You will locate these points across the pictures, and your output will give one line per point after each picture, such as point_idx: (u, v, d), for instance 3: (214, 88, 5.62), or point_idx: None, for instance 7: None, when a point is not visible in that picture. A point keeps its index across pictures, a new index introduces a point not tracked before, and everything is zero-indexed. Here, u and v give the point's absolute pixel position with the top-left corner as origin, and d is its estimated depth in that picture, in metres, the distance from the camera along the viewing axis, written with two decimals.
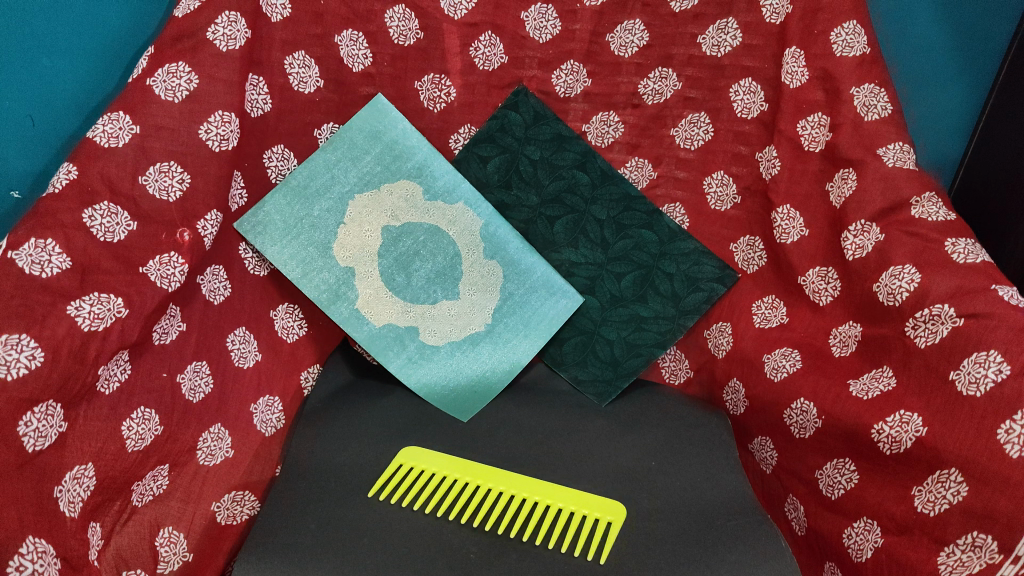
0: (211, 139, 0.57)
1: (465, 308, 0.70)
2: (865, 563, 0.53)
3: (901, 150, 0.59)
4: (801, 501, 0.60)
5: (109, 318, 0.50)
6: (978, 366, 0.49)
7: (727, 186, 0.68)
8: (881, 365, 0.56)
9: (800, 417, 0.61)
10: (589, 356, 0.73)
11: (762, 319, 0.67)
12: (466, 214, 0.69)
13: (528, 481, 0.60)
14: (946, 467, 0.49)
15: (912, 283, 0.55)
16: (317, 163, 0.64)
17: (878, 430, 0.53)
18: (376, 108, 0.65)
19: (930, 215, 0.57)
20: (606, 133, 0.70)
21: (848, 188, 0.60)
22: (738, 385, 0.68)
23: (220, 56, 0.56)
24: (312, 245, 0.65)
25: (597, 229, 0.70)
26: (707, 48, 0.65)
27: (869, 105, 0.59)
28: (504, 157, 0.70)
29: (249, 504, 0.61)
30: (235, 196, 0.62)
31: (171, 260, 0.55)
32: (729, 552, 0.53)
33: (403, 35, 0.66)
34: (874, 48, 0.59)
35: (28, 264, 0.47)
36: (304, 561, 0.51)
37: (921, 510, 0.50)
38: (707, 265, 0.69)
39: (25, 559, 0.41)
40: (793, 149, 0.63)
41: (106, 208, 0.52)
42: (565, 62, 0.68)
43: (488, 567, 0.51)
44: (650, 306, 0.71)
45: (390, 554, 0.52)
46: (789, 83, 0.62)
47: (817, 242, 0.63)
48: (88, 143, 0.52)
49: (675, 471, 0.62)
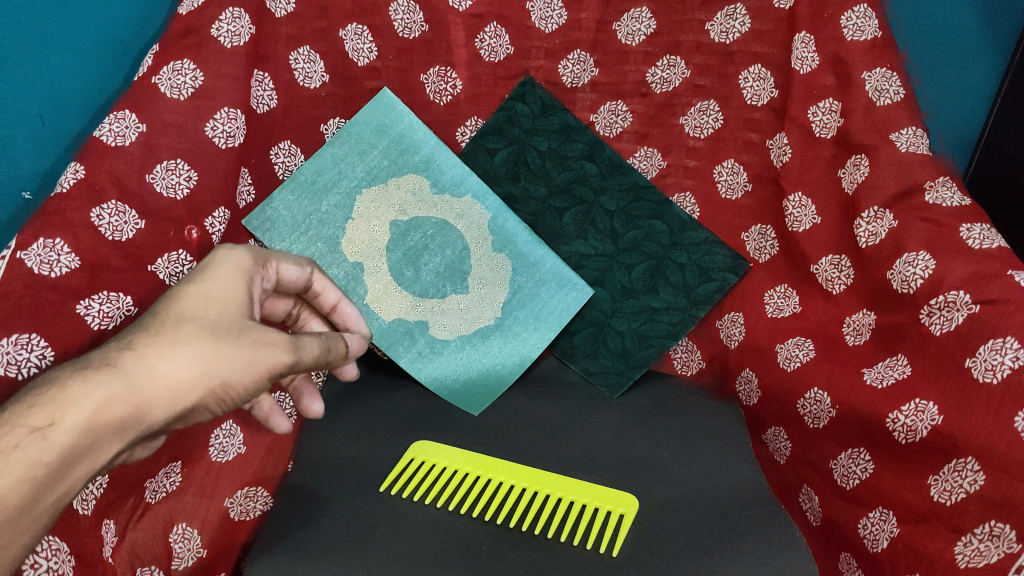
0: (217, 136, 0.57)
1: (474, 302, 0.70)
2: (881, 553, 0.53)
3: (913, 135, 0.58)
4: (816, 491, 0.60)
5: (119, 318, 0.50)
6: (994, 354, 0.48)
7: (737, 174, 0.67)
8: (895, 353, 0.56)
9: (814, 407, 0.60)
10: (600, 348, 0.72)
11: (774, 308, 0.66)
12: (474, 207, 0.69)
13: (538, 474, 0.60)
14: (963, 456, 0.48)
15: (926, 270, 0.54)
16: (324, 158, 0.65)
17: (893, 419, 0.53)
18: (382, 102, 0.66)
19: (944, 200, 0.56)
20: (614, 123, 0.69)
21: (861, 174, 0.59)
22: (751, 376, 0.67)
23: (225, 52, 0.56)
24: (320, 241, 0.65)
25: (606, 220, 0.69)
26: (715, 35, 0.64)
27: (881, 89, 0.58)
28: (512, 149, 0.69)
29: (262, 500, 0.60)
30: (243, 193, 0.62)
31: (180, 257, 0.55)
32: (743, 542, 0.53)
33: (407, 28, 0.65)
34: (885, 32, 0.58)
35: (38, 264, 0.48)
36: (316, 555, 0.51)
37: (938, 499, 0.49)
38: (718, 255, 0.68)
39: (39, 556, 0.42)
40: (804, 136, 0.63)
41: (114, 207, 0.52)
42: (571, 52, 0.67)
43: (500, 560, 0.51)
44: (661, 297, 0.70)
45: (400, 548, 0.52)
46: (798, 69, 0.61)
47: (830, 230, 0.62)
48: (95, 142, 0.53)
49: (687, 463, 0.62)
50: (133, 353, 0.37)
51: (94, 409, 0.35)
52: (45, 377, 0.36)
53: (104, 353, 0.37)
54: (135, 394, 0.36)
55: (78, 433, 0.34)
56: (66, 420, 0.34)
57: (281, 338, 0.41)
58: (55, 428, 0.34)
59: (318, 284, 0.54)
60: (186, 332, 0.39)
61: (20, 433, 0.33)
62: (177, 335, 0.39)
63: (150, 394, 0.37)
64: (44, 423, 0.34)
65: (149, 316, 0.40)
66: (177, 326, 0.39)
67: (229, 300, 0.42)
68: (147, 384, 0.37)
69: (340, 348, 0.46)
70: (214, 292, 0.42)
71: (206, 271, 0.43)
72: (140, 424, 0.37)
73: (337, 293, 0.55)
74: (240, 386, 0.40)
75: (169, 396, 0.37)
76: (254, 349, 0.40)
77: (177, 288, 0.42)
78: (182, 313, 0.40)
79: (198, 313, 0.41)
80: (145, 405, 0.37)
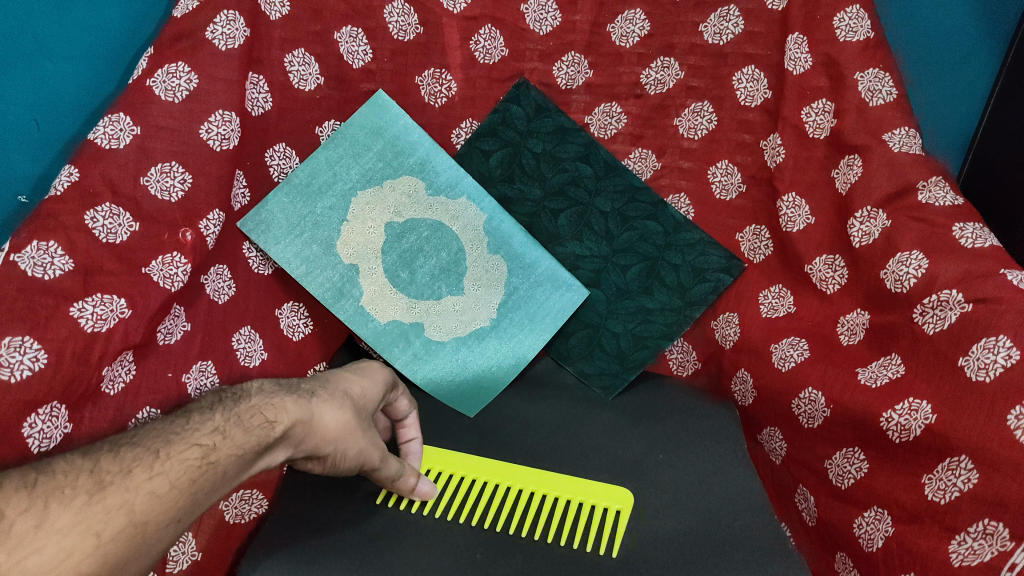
0: (212, 139, 0.57)
1: (469, 303, 0.70)
2: (876, 552, 0.53)
3: (906, 136, 0.58)
4: (812, 491, 0.60)
5: (112, 319, 0.51)
6: (987, 352, 0.48)
7: (731, 175, 0.68)
8: (889, 353, 0.56)
9: (808, 406, 0.60)
10: (595, 349, 0.72)
11: (769, 309, 0.66)
12: (469, 209, 0.69)
13: (534, 474, 0.60)
14: (957, 455, 0.48)
15: (920, 270, 0.54)
16: (319, 160, 0.65)
17: (887, 418, 0.53)
18: (377, 104, 0.66)
19: (937, 200, 0.56)
20: (608, 125, 0.70)
21: (854, 174, 0.60)
22: (745, 376, 0.67)
23: (219, 55, 0.56)
24: (315, 243, 0.66)
25: (601, 221, 0.70)
26: (708, 36, 0.64)
27: (873, 90, 0.58)
28: (507, 151, 0.70)
29: (257, 502, 0.60)
30: (238, 195, 0.62)
31: (174, 260, 0.55)
32: (735, 551, 0.53)
33: (402, 30, 0.66)
34: (878, 33, 0.58)
35: (31, 267, 0.48)
36: (310, 559, 0.52)
37: (932, 498, 0.49)
38: (713, 256, 0.68)
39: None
40: (798, 137, 0.63)
41: (108, 209, 0.52)
42: (566, 54, 0.67)
43: (495, 564, 0.52)
44: (656, 298, 0.70)
45: (394, 554, 0.52)
46: (792, 70, 0.61)
47: (823, 230, 0.63)
48: (90, 145, 0.53)
49: (682, 464, 0.62)
50: (318, 401, 0.48)
51: (296, 423, 0.46)
52: (271, 386, 0.48)
53: (301, 388, 0.49)
54: (313, 425, 0.47)
55: (281, 436, 0.45)
56: (283, 421, 0.45)
57: (386, 447, 0.52)
58: (277, 424, 0.45)
59: (409, 395, 0.61)
60: (350, 403, 0.50)
61: (259, 418, 0.44)
62: (344, 405, 0.50)
63: (320, 432, 0.47)
64: (271, 418, 0.45)
65: (327, 378, 0.51)
66: (345, 400, 0.50)
67: (371, 399, 0.53)
68: (318, 428, 0.47)
69: (408, 483, 0.54)
70: (367, 390, 0.53)
71: (362, 368, 0.55)
72: (300, 450, 0.47)
73: (414, 399, 0.61)
74: (354, 460, 0.50)
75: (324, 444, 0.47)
76: (375, 443, 0.51)
77: (343, 369, 0.54)
78: (349, 392, 0.51)
79: (356, 393, 0.52)
80: (313, 437, 0.47)
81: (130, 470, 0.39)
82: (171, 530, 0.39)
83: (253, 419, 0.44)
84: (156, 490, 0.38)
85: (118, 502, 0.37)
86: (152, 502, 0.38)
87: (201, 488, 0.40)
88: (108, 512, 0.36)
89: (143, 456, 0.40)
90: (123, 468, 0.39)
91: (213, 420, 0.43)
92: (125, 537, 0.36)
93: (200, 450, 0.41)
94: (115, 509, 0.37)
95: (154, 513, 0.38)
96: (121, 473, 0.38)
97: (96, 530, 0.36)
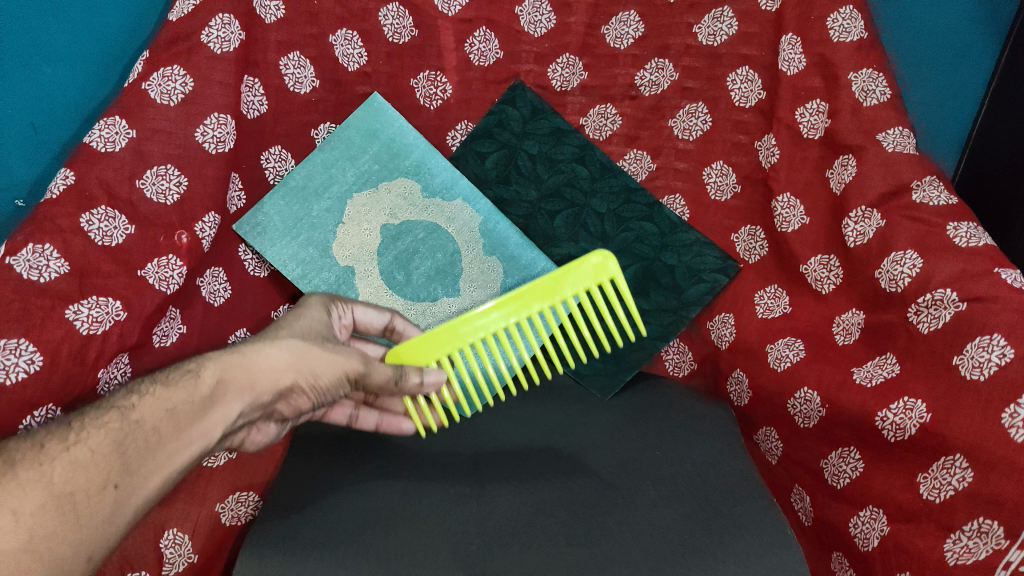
0: (207, 142, 0.57)
1: (465, 305, 0.69)
2: (871, 552, 0.53)
3: (900, 135, 0.58)
4: (808, 491, 0.60)
5: (108, 322, 0.51)
6: (981, 351, 0.49)
7: (726, 176, 0.68)
8: (885, 352, 0.56)
9: (804, 406, 0.60)
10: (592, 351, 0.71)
11: (764, 309, 0.66)
12: (464, 210, 0.69)
13: (513, 304, 0.55)
14: (952, 453, 0.48)
15: (914, 269, 0.54)
16: (316, 162, 0.66)
17: (882, 417, 0.53)
18: (372, 107, 0.67)
19: (932, 199, 0.56)
20: (603, 126, 0.70)
21: (849, 174, 0.60)
22: (741, 376, 0.66)
23: (215, 58, 0.57)
24: (312, 245, 0.66)
25: (597, 222, 0.69)
26: (702, 37, 0.64)
27: (867, 90, 0.58)
28: (503, 152, 0.70)
29: (251, 504, 0.60)
30: (233, 198, 0.62)
31: (169, 262, 0.55)
32: (736, 541, 0.51)
33: (397, 33, 0.66)
34: (871, 33, 0.59)
35: (26, 269, 0.48)
36: (303, 552, 0.50)
37: (927, 497, 0.50)
38: (708, 257, 0.68)
39: None
40: (792, 137, 0.63)
41: (104, 212, 0.52)
42: (560, 56, 0.68)
43: (491, 556, 0.50)
44: (651, 299, 0.70)
45: (390, 541, 0.50)
46: (786, 71, 0.61)
47: (819, 231, 0.62)
48: (85, 147, 0.53)
49: (679, 460, 0.59)
50: (247, 345, 0.48)
51: (227, 365, 0.45)
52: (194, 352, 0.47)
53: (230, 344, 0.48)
54: (246, 363, 0.46)
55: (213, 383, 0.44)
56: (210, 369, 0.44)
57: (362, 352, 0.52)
58: (201, 373, 0.44)
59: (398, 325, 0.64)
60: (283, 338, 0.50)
61: (181, 373, 0.44)
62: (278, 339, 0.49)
63: (257, 369, 0.46)
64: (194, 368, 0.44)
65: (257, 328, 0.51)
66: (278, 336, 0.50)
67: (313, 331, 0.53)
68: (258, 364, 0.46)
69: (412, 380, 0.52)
70: (303, 326, 0.53)
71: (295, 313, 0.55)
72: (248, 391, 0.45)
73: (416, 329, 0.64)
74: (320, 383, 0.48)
75: (270, 377, 0.46)
76: (337, 358, 0.50)
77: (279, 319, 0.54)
78: (283, 332, 0.51)
79: (293, 326, 0.52)
80: (255, 374, 0.46)
81: (44, 445, 0.38)
82: (109, 496, 0.38)
83: (176, 376, 0.44)
84: (75, 458, 0.38)
85: (35, 476, 0.37)
86: (74, 469, 0.37)
87: (130, 446, 0.39)
88: (23, 489, 0.36)
89: (59, 432, 0.40)
90: (38, 445, 0.38)
91: (135, 390, 0.43)
92: (50, 510, 0.36)
93: (120, 414, 0.41)
94: (32, 483, 0.36)
95: (79, 481, 0.37)
96: (34, 450, 0.38)
97: (13, 508, 0.35)
